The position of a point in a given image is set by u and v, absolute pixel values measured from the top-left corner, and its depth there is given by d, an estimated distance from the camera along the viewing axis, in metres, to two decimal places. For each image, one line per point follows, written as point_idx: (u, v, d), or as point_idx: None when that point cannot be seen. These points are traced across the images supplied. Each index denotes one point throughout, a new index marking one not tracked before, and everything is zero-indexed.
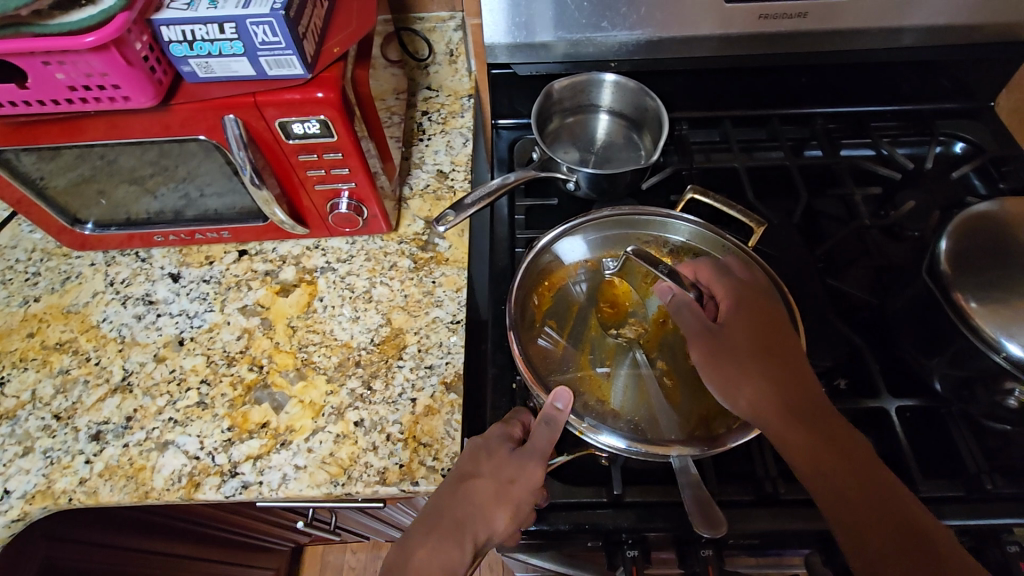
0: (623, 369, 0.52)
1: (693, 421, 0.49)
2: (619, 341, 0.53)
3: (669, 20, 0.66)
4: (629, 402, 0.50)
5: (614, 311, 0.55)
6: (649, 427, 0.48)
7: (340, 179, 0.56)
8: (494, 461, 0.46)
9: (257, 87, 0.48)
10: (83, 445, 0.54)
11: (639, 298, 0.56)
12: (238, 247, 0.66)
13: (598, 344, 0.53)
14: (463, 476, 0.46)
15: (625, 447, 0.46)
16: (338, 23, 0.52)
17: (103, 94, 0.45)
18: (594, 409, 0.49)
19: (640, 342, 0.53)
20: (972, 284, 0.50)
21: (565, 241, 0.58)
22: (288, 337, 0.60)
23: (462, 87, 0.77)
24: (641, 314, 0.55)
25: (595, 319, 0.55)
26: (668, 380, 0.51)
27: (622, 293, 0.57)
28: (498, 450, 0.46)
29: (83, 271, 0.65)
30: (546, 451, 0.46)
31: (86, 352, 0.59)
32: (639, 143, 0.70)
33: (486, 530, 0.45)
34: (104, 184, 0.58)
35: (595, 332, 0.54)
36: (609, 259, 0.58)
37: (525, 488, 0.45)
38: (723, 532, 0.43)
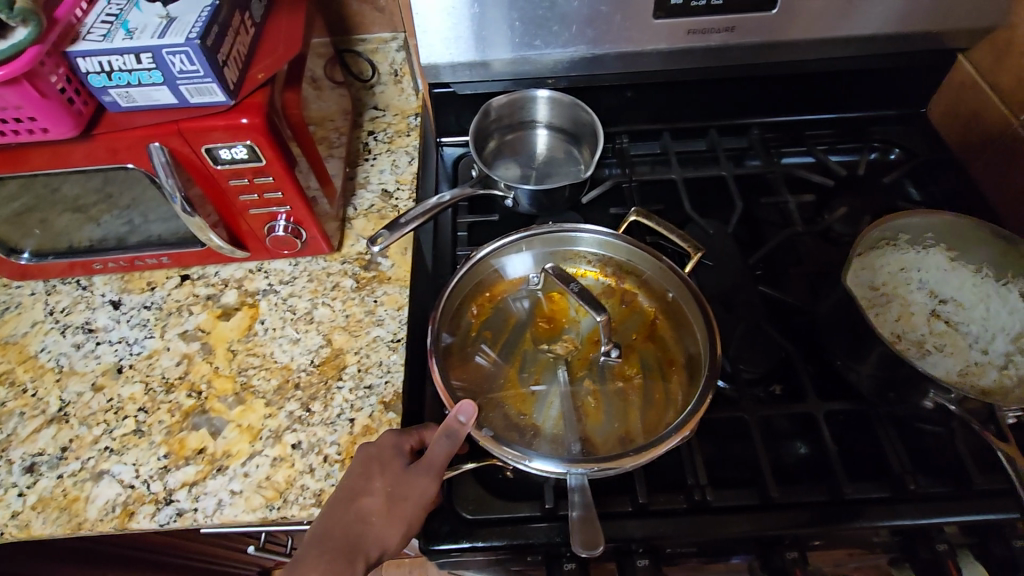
0: (550, 384, 0.53)
1: (613, 439, 0.50)
2: (548, 357, 0.54)
3: (603, 36, 0.66)
4: (549, 419, 0.51)
5: (549, 327, 0.56)
6: (571, 444, 0.49)
7: (274, 203, 0.57)
8: (387, 476, 0.46)
9: (180, 115, 0.48)
10: (16, 478, 0.53)
11: (574, 315, 0.57)
12: (181, 271, 0.66)
13: (530, 357, 0.55)
14: (353, 492, 0.46)
15: (561, 471, 0.45)
16: (264, 49, 0.52)
17: (21, 126, 0.46)
18: (516, 425, 0.50)
19: (568, 359, 0.54)
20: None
21: (511, 256, 0.60)
22: (227, 360, 0.60)
23: (409, 106, 0.78)
24: (574, 331, 0.56)
25: (529, 333, 0.56)
26: (591, 399, 0.52)
27: (560, 309, 0.58)
28: (391, 464, 0.47)
29: (23, 300, 0.65)
30: (442, 464, 0.46)
31: (23, 384, 0.59)
32: (579, 157, 0.71)
33: (378, 547, 0.45)
34: (46, 212, 0.58)
35: (528, 345, 0.56)
36: (534, 273, 0.59)
37: (417, 504, 0.46)
38: (598, 552, 0.43)
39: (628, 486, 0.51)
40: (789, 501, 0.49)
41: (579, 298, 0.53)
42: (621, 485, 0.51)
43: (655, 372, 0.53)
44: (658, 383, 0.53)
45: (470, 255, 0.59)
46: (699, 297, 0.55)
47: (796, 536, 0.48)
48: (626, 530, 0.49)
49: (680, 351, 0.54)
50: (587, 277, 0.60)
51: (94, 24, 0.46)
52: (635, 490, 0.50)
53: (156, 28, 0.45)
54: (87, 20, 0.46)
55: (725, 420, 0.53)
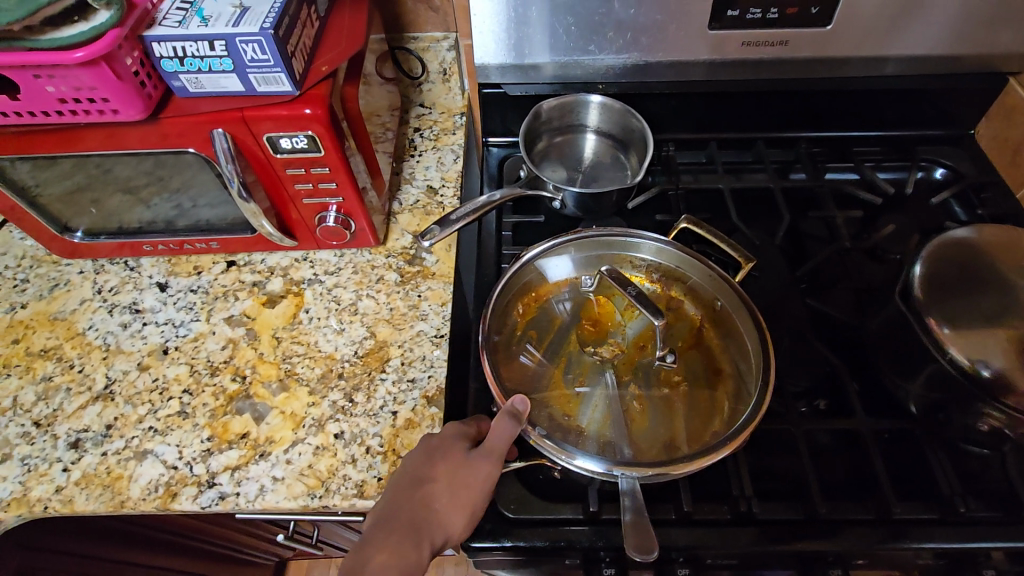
0: (595, 387, 0.52)
1: (659, 444, 0.49)
2: (594, 359, 0.54)
3: (655, 45, 0.67)
4: (595, 421, 0.50)
5: (595, 329, 0.56)
6: (615, 447, 0.49)
7: (328, 193, 0.57)
8: (451, 463, 0.46)
9: (245, 103, 0.49)
10: (61, 453, 0.54)
11: (620, 320, 0.57)
12: (227, 257, 0.67)
13: (575, 358, 0.54)
14: (419, 477, 0.46)
15: (601, 471, 0.46)
16: (328, 43, 0.53)
17: (92, 107, 0.46)
18: (562, 425, 0.50)
19: (614, 362, 0.54)
20: (944, 308, 0.52)
21: (555, 258, 0.60)
22: (272, 347, 0.60)
23: (455, 105, 0.79)
24: (620, 336, 0.56)
25: (575, 335, 0.56)
26: (637, 405, 0.51)
27: (606, 312, 0.58)
28: (455, 452, 0.47)
29: (72, 278, 0.66)
30: (502, 451, 0.47)
31: (70, 359, 0.60)
32: (626, 163, 0.71)
33: (443, 533, 0.45)
34: (98, 192, 0.59)
35: (573, 347, 0.55)
36: (588, 276, 0.59)
37: (480, 490, 0.46)
38: (652, 557, 0.42)
39: (672, 494, 0.50)
40: (836, 517, 0.48)
41: (636, 300, 0.54)
42: (664, 493, 0.50)
43: (702, 378, 0.53)
44: (705, 391, 0.52)
45: (518, 256, 0.59)
46: (750, 306, 0.55)
47: (841, 554, 0.47)
48: (669, 536, 0.48)
49: (727, 359, 0.54)
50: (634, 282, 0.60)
51: (170, 10, 0.47)
52: (679, 498, 0.50)
53: (230, 17, 0.46)
54: (162, 6, 0.47)
55: (770, 433, 0.53)
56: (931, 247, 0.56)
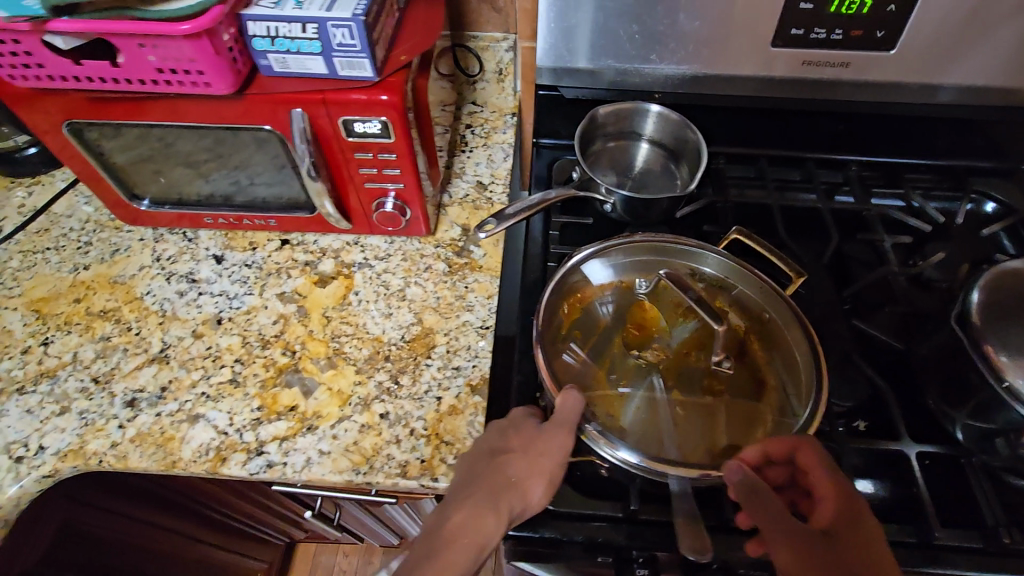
0: (639, 389, 0.53)
1: (704, 448, 0.50)
2: (639, 363, 0.55)
3: (714, 59, 0.68)
4: (641, 422, 0.51)
5: (640, 333, 0.57)
6: (658, 448, 0.50)
7: (390, 179, 0.59)
8: (524, 435, 0.49)
9: (326, 85, 0.51)
10: (117, 410, 0.55)
11: (665, 325, 0.58)
12: (281, 236, 0.69)
13: (619, 361, 0.55)
14: (495, 448, 0.49)
15: (636, 463, 0.48)
16: (406, 34, 0.55)
17: (186, 78, 0.48)
18: (609, 424, 0.51)
19: (659, 367, 0.55)
20: (1003, 336, 0.51)
21: (597, 259, 0.60)
22: (322, 325, 0.62)
23: (506, 105, 0.80)
24: (665, 341, 0.57)
25: (620, 338, 0.57)
26: (680, 410, 0.52)
27: (650, 318, 0.58)
28: (526, 427, 0.50)
29: (132, 245, 0.68)
30: (573, 419, 0.49)
31: (128, 322, 0.62)
32: (676, 173, 0.72)
33: (521, 500, 0.47)
34: (160, 164, 0.61)
35: (618, 349, 0.56)
36: (643, 279, 0.60)
37: (555, 459, 0.48)
38: (706, 558, 0.44)
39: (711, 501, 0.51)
40: None
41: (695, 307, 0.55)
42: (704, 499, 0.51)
43: (748, 386, 0.54)
44: (749, 400, 0.53)
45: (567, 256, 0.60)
46: (802, 321, 0.55)
47: None
48: None
49: (771, 371, 0.55)
50: None
51: None
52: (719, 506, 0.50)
53: (323, 2, 0.48)
54: None
55: None
56: (992, 273, 0.54)
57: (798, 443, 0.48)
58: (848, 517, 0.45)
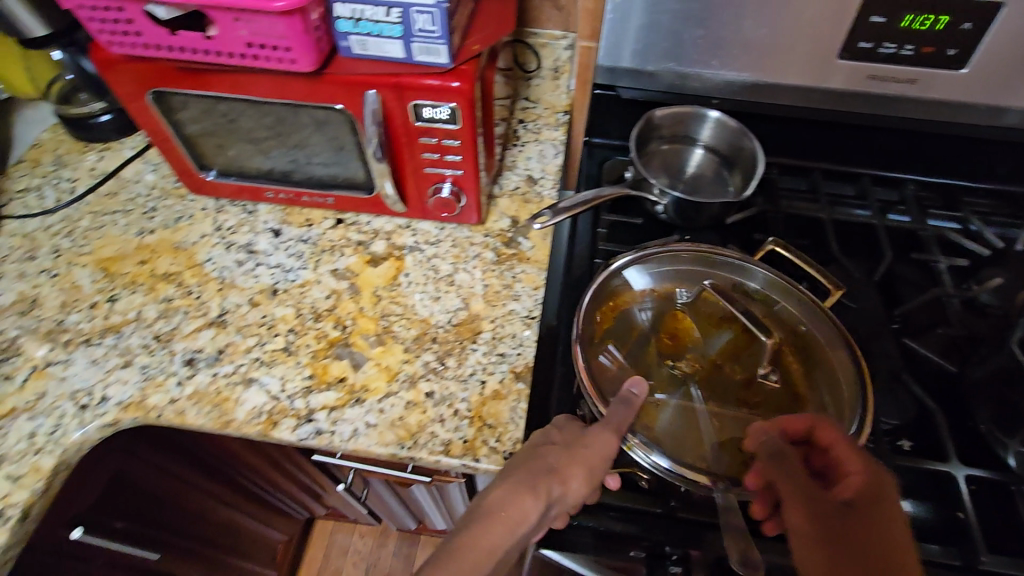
0: (674, 398, 0.53)
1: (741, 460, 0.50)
2: (674, 372, 0.55)
3: (777, 68, 0.68)
4: (678, 430, 0.51)
5: (674, 343, 0.57)
6: (693, 457, 0.50)
7: (450, 165, 0.60)
8: (568, 431, 0.50)
9: (402, 69, 0.52)
10: (177, 368, 0.58)
11: (701, 336, 0.57)
12: (337, 215, 0.71)
13: (655, 370, 0.55)
14: (540, 441, 0.50)
15: (670, 470, 0.48)
16: (480, 24, 0.56)
17: (273, 53, 0.50)
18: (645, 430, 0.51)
19: (696, 377, 0.55)
20: None
21: (636, 267, 0.60)
22: (372, 304, 0.63)
23: (559, 103, 0.81)
24: (701, 350, 0.56)
25: (654, 346, 0.57)
26: (717, 421, 0.52)
27: (684, 328, 0.58)
28: (571, 425, 0.51)
29: (195, 213, 0.71)
30: (621, 426, 0.49)
31: (189, 286, 0.64)
32: (729, 180, 0.73)
33: (561, 487, 0.46)
34: (221, 139, 0.64)
35: (653, 358, 0.56)
36: (683, 290, 0.60)
37: (599, 454, 0.47)
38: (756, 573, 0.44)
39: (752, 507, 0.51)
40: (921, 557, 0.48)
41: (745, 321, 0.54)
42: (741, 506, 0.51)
43: (786, 402, 0.54)
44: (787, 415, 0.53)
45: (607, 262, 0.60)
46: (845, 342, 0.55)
47: None
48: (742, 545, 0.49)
49: (810, 389, 0.54)
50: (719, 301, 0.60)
51: None
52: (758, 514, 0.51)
53: None
54: None
55: None
56: None
57: (817, 421, 0.48)
58: (871, 493, 0.44)
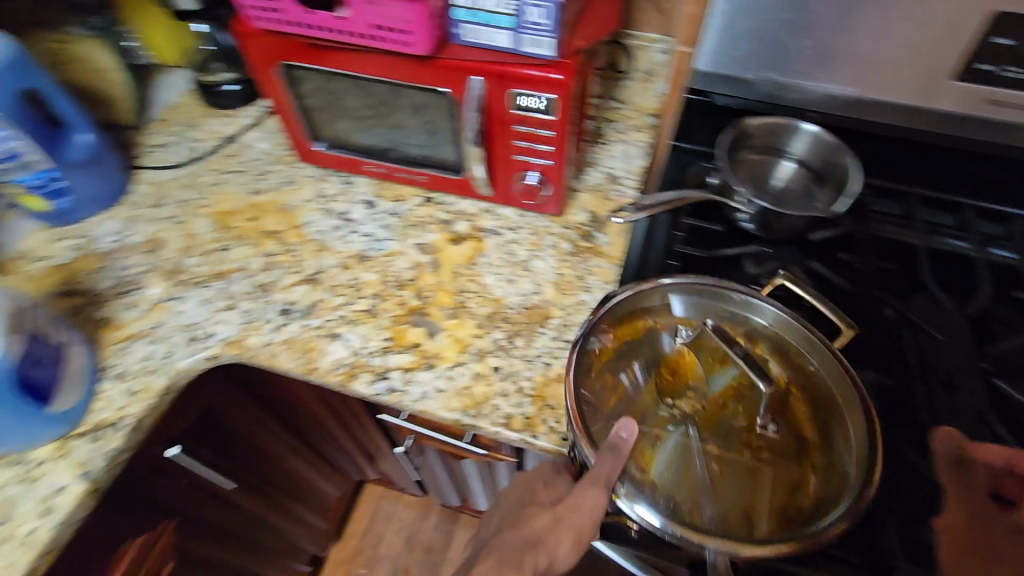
0: (669, 441, 0.48)
1: (731, 513, 0.45)
2: (671, 413, 0.50)
3: (882, 84, 0.72)
4: (670, 478, 0.47)
5: (671, 380, 0.52)
6: (687, 505, 0.45)
7: (539, 155, 0.63)
8: (551, 491, 0.49)
9: (507, 59, 0.55)
10: (273, 315, 0.64)
11: (703, 372, 0.51)
12: (426, 194, 0.75)
13: (649, 411, 0.50)
14: (524, 502, 0.50)
15: (660, 527, 0.43)
16: (585, 22, 0.58)
17: (394, 36, 0.55)
18: (633, 476, 0.46)
19: (694, 420, 0.49)
20: None
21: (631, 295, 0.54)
22: (451, 279, 0.67)
23: (649, 105, 0.82)
24: (702, 390, 0.51)
25: (652, 383, 0.52)
26: (715, 466, 0.47)
27: (685, 364, 0.52)
28: (555, 482, 0.50)
29: (300, 180, 0.77)
30: (609, 478, 0.44)
31: (290, 244, 0.70)
32: (817, 196, 0.70)
33: (548, 556, 0.46)
34: (331, 114, 0.70)
35: (648, 396, 0.51)
36: (683, 325, 0.54)
37: (588, 515, 0.45)
38: None
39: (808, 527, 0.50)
40: None
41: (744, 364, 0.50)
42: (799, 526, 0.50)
43: (791, 455, 0.48)
44: (791, 467, 0.48)
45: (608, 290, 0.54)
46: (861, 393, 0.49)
47: None
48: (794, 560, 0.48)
49: (824, 443, 0.48)
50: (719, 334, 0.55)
51: None
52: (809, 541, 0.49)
53: None
54: None
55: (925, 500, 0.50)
56: None
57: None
58: None
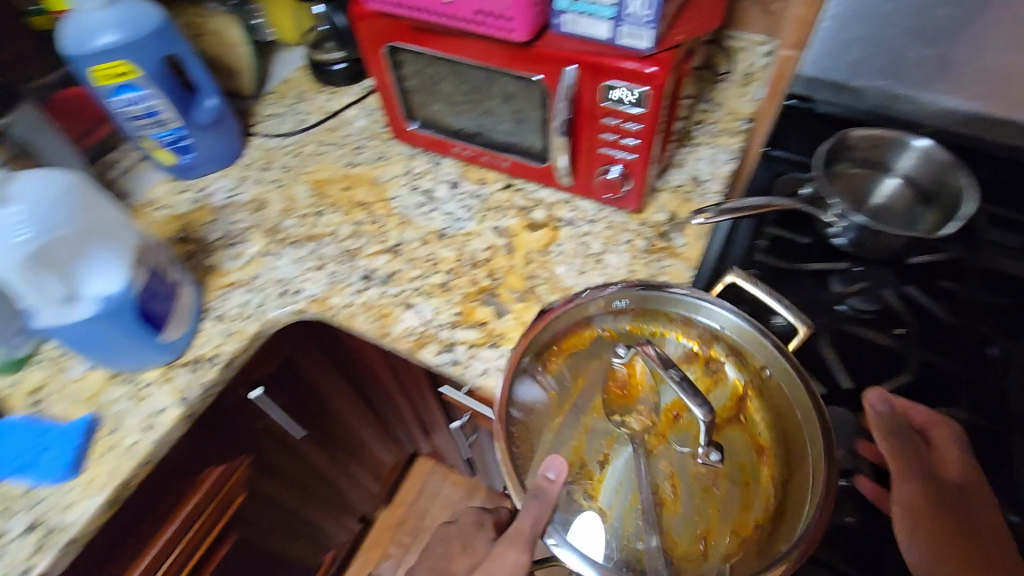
0: (616, 463, 0.46)
1: (692, 536, 0.44)
2: (620, 430, 0.48)
3: (994, 103, 0.74)
4: (617, 504, 0.45)
5: (619, 394, 0.49)
6: (635, 540, 0.43)
7: (624, 149, 0.62)
8: (471, 560, 0.53)
9: (603, 50, 0.56)
10: (356, 279, 0.68)
11: (652, 383, 0.48)
12: (508, 179, 0.77)
13: (596, 428, 0.48)
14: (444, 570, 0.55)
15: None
16: (687, 16, 0.58)
17: (495, 21, 0.57)
18: (578, 506, 0.45)
19: (641, 438, 0.47)
20: None
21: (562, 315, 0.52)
22: (523, 263, 0.69)
23: (743, 109, 0.79)
24: (651, 404, 0.48)
25: (600, 399, 0.49)
26: (669, 488, 0.45)
27: (633, 376, 0.49)
28: (477, 551, 0.54)
29: (392, 156, 0.82)
30: (533, 529, 0.43)
31: (377, 216, 0.75)
32: (921, 218, 0.66)
33: None
34: (427, 96, 0.73)
35: (596, 412, 0.49)
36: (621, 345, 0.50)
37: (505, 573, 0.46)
38: None
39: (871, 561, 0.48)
40: None
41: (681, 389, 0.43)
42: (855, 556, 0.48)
43: (749, 480, 0.46)
44: (753, 497, 0.45)
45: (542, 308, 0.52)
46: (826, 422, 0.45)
47: None
48: None
49: (790, 474, 0.46)
50: (670, 339, 0.52)
51: None
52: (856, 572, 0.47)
53: None
54: None
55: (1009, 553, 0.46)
56: None
57: None
58: None
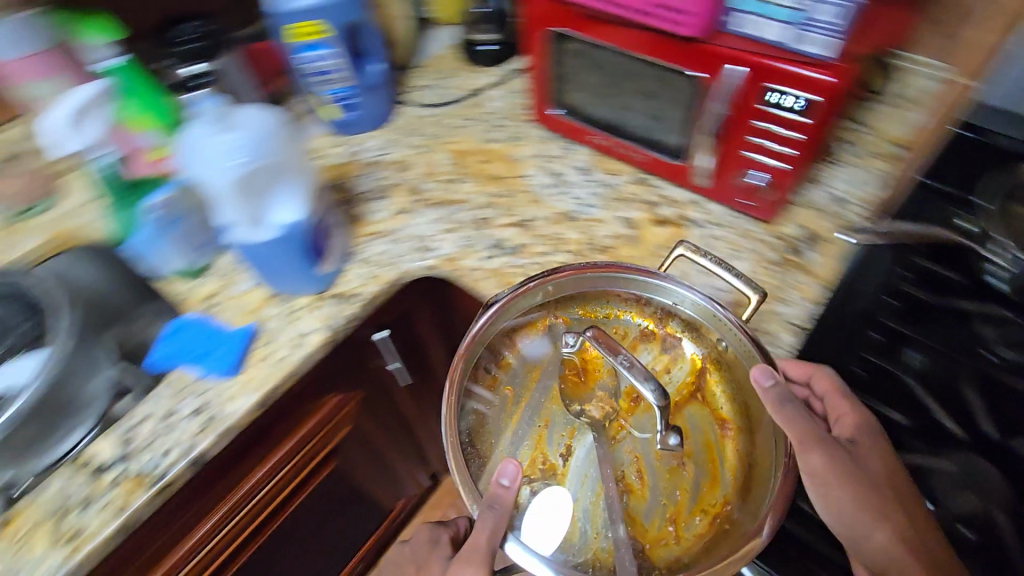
0: (581, 449, 0.54)
1: (662, 520, 0.52)
2: (581, 418, 0.56)
3: None
4: (585, 491, 0.52)
5: (579, 382, 0.57)
6: (604, 527, 0.51)
7: (774, 156, 0.63)
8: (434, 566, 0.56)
9: (775, 53, 0.56)
10: (486, 247, 0.72)
11: (606, 369, 0.57)
12: (641, 174, 0.78)
13: (558, 418, 0.56)
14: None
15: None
16: (866, 28, 0.56)
17: (668, 15, 0.58)
18: (542, 492, 0.52)
19: (603, 424, 0.55)
20: None
21: (505, 307, 0.58)
22: (648, 256, 0.70)
23: (894, 134, 0.77)
24: (610, 387, 0.56)
25: (557, 387, 0.57)
26: (633, 476, 0.53)
27: (592, 364, 0.58)
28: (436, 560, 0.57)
29: (529, 138, 0.85)
30: (496, 530, 0.48)
31: (510, 191, 0.78)
32: None
33: None
34: (575, 84, 0.75)
35: (557, 403, 0.57)
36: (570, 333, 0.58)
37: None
38: None
39: None
40: None
41: (627, 370, 0.52)
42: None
43: (702, 464, 0.54)
44: (710, 494, 0.52)
45: (489, 301, 0.57)
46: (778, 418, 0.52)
47: None
48: None
49: (745, 457, 0.53)
50: (626, 318, 0.60)
51: None
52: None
53: None
54: None
55: None
56: None
57: None
58: None
